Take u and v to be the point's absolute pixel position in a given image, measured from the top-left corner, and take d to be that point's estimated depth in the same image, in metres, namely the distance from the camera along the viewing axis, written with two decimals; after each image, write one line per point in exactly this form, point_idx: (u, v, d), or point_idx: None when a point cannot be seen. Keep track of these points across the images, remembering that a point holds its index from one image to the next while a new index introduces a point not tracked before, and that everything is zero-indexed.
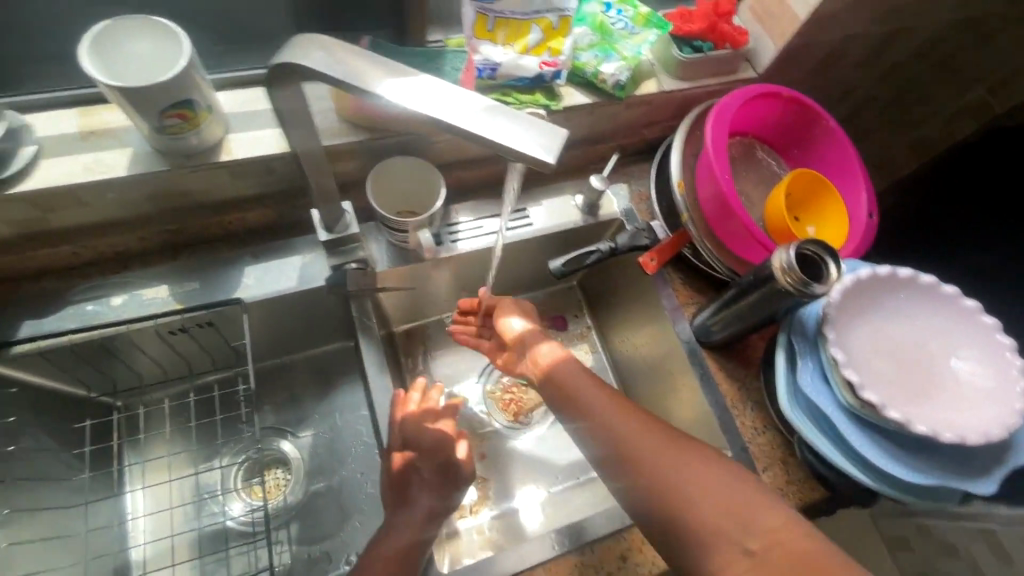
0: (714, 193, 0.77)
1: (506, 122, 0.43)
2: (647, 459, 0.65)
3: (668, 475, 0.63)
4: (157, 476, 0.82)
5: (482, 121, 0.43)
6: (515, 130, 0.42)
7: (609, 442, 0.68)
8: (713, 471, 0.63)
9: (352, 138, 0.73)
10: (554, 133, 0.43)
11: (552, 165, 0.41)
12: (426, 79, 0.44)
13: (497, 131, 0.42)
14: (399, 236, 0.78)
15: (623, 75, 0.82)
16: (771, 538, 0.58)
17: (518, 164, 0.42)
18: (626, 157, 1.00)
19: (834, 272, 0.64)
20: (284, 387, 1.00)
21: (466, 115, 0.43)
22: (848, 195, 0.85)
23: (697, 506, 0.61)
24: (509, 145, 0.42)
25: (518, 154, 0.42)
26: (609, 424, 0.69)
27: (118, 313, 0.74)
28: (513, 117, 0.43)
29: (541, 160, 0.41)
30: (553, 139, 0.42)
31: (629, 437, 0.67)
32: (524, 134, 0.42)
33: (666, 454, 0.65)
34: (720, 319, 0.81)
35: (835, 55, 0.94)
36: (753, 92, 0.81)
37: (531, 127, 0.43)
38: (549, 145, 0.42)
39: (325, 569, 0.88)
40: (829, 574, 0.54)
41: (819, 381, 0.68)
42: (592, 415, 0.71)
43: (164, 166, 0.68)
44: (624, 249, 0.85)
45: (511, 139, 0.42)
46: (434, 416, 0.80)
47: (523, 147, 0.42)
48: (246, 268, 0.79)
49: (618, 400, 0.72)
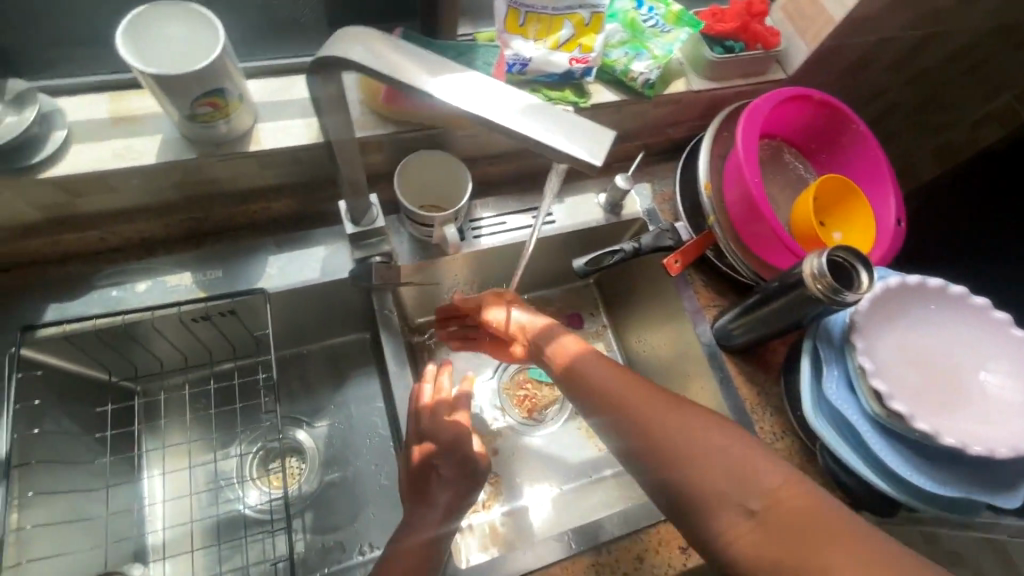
0: (742, 196, 0.76)
1: (550, 120, 0.42)
2: (646, 421, 0.64)
3: (667, 436, 0.62)
4: (175, 461, 0.82)
5: (525, 119, 0.42)
6: (559, 128, 0.42)
7: (609, 407, 0.67)
8: (712, 431, 0.62)
9: (381, 131, 0.73)
10: (600, 133, 0.42)
11: (598, 167, 0.41)
12: (473, 76, 0.44)
13: (541, 130, 0.42)
14: (423, 230, 0.78)
15: (653, 74, 0.80)
16: (772, 498, 0.57)
17: (562, 164, 0.42)
18: (650, 156, 0.99)
19: (865, 281, 0.64)
20: (301, 377, 1.00)
21: (509, 113, 0.42)
22: (876, 201, 0.84)
23: (697, 467, 0.60)
24: (554, 144, 0.41)
25: (563, 154, 0.41)
26: (608, 391, 0.68)
27: (142, 299, 0.74)
28: (557, 115, 0.42)
29: (587, 162, 0.41)
30: (599, 139, 0.41)
31: (628, 400, 0.66)
32: (568, 133, 0.42)
33: (665, 416, 0.64)
34: (742, 323, 0.80)
35: (867, 58, 0.93)
36: (785, 93, 0.80)
37: (575, 126, 0.42)
38: (595, 145, 0.41)
39: (339, 559, 0.89)
40: (833, 535, 0.53)
41: (844, 389, 0.67)
42: (592, 382, 0.69)
43: (193, 154, 0.67)
44: (648, 249, 0.84)
45: (555, 138, 0.41)
46: (449, 406, 0.80)
47: (567, 147, 0.41)
48: (269, 258, 0.79)
49: (618, 367, 0.71)
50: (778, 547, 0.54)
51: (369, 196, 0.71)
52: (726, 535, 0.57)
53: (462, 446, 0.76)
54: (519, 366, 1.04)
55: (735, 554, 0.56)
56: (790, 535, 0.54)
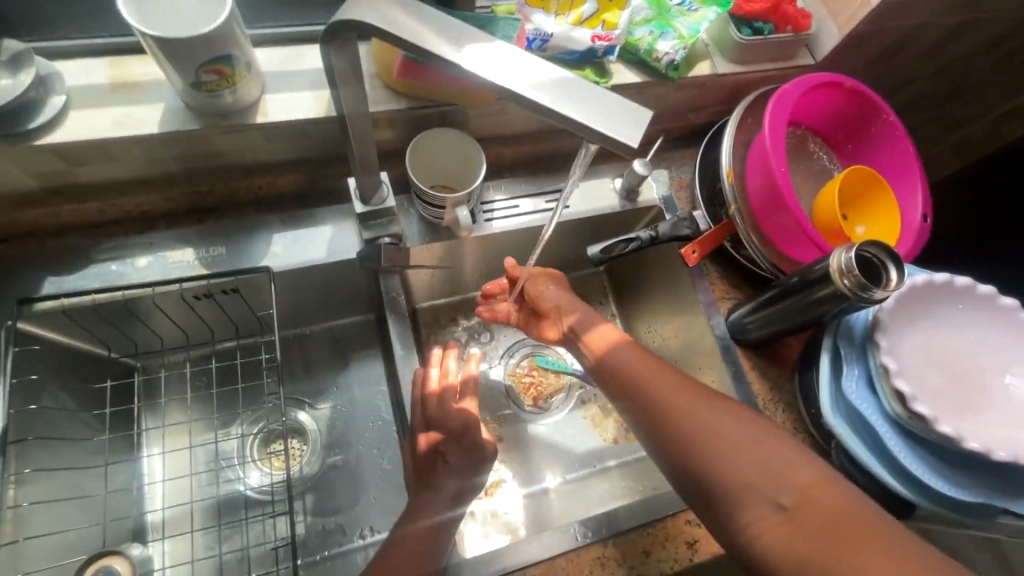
0: (765, 186, 0.74)
1: (585, 98, 0.39)
2: (676, 410, 0.63)
3: (698, 427, 0.62)
4: (176, 440, 0.81)
5: (559, 95, 0.39)
6: (595, 107, 0.39)
7: (639, 395, 0.66)
8: (745, 425, 0.61)
9: (395, 106, 0.71)
10: (638, 113, 0.39)
11: (635, 149, 0.38)
12: (502, 47, 0.41)
13: (576, 108, 0.39)
14: (434, 212, 0.75)
15: (679, 54, 0.77)
16: (804, 494, 0.56)
17: (596, 146, 0.40)
18: (668, 142, 0.96)
19: (895, 279, 0.61)
20: (304, 358, 0.98)
21: (540, 88, 0.40)
22: (902, 195, 0.81)
23: (729, 459, 0.59)
24: (589, 123, 0.39)
25: (598, 134, 0.39)
26: (642, 381, 0.67)
27: (142, 274, 0.71)
28: (593, 92, 0.40)
29: (623, 143, 0.38)
30: (637, 120, 0.39)
31: (658, 389, 0.65)
32: (604, 112, 0.39)
33: (697, 406, 0.63)
34: (758, 317, 0.78)
35: (899, 46, 0.89)
36: (816, 79, 0.76)
37: (612, 105, 0.39)
38: (633, 126, 0.39)
39: (339, 542, 0.88)
40: (866, 534, 0.52)
41: (865, 388, 0.65)
42: (623, 371, 0.69)
43: (196, 125, 0.64)
44: (665, 237, 0.82)
45: (590, 117, 0.39)
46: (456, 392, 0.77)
47: (604, 126, 0.39)
48: (274, 236, 0.76)
49: (648, 356, 0.70)
50: (808, 543, 0.53)
51: (380, 173, 0.68)
52: (755, 528, 0.56)
53: (472, 432, 0.75)
54: (526, 354, 1.02)
55: (762, 548, 0.56)
56: (822, 531, 0.53)
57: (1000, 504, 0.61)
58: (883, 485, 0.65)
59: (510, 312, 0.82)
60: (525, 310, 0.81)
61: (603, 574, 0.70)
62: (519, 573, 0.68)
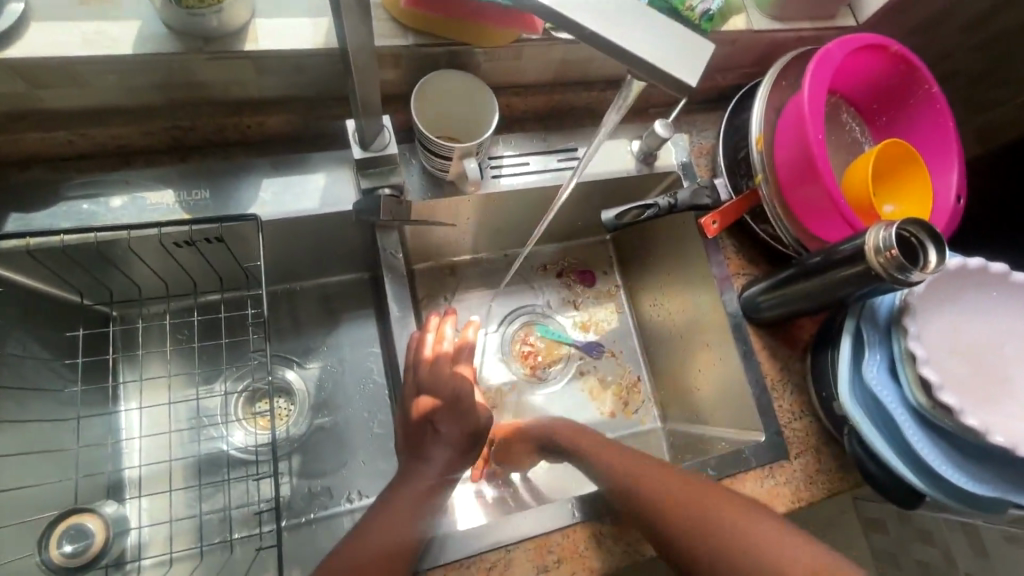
0: (797, 154, 0.69)
1: (634, 22, 0.35)
2: (670, 520, 0.61)
3: (698, 534, 0.60)
4: (154, 395, 0.77)
5: (603, 17, 0.34)
6: (648, 34, 0.34)
7: (635, 505, 0.63)
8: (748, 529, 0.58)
9: (400, 42, 0.64)
10: (698, 45, 0.35)
11: (693, 88, 0.34)
12: None
13: (624, 33, 0.34)
14: (439, 163, 0.69)
15: (714, 3, 0.71)
16: None
17: (646, 81, 0.35)
18: (691, 104, 0.89)
19: (934, 261, 0.57)
20: (296, 315, 0.93)
21: (582, 5, 0.34)
22: (936, 173, 0.76)
23: (746, 573, 0.56)
24: (640, 53, 0.34)
25: (650, 68, 0.34)
26: (634, 493, 0.64)
27: (117, 216, 0.65)
28: (648, 17, 0.35)
29: (680, 81, 0.34)
30: (697, 53, 0.34)
31: (645, 490, 0.64)
32: (660, 42, 0.34)
33: (691, 513, 0.61)
34: (773, 296, 0.74)
35: (948, 11, 0.82)
36: (862, 40, 0.70)
37: (669, 33, 0.35)
38: (692, 62, 0.34)
39: (326, 505, 0.85)
40: None
41: (886, 375, 0.62)
42: (607, 468, 0.68)
43: (177, 50, 0.57)
44: (683, 206, 0.76)
45: (643, 47, 0.34)
46: (450, 359, 0.72)
47: (658, 60, 0.34)
48: (263, 181, 0.70)
49: (623, 453, 0.69)
50: None
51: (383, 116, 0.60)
52: None
53: (462, 403, 0.71)
54: (526, 321, 0.98)
55: None
56: None
57: (1014, 499, 0.59)
58: (896, 476, 0.62)
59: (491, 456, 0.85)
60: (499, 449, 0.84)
61: (600, 551, 0.67)
62: (512, 546, 0.66)
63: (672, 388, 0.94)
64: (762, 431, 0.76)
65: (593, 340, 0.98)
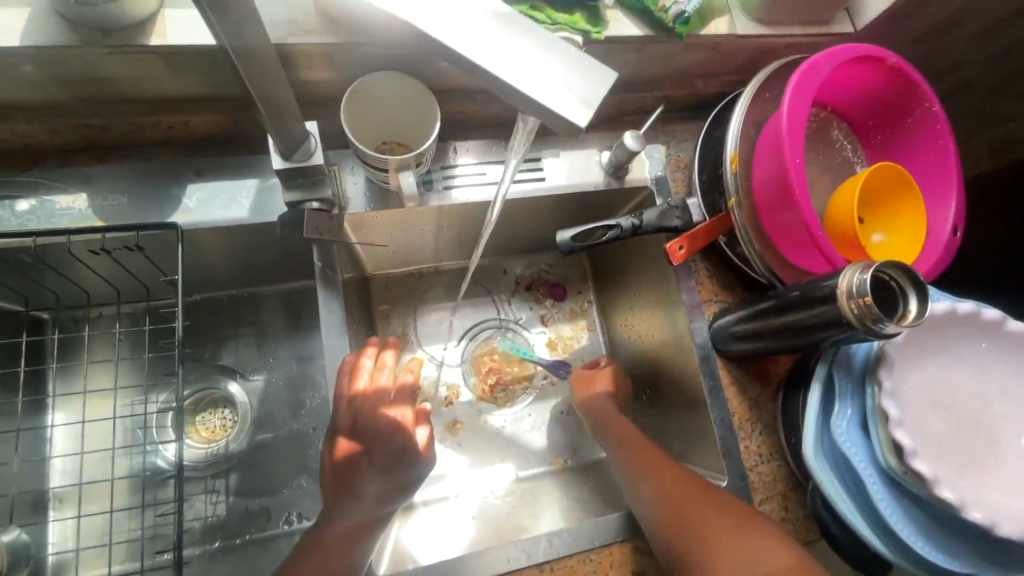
0: (774, 178, 0.62)
1: (513, 47, 0.33)
2: (687, 514, 0.59)
3: (702, 524, 0.58)
4: (80, 408, 0.72)
5: (474, 36, 0.33)
6: (527, 63, 0.33)
7: (654, 478, 0.64)
8: (739, 515, 0.58)
9: (331, 39, 0.58)
10: (595, 79, 0.33)
11: (582, 129, 0.33)
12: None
13: (493, 55, 0.33)
14: (378, 176, 0.63)
15: (691, 5, 0.64)
16: None
17: (526, 113, 0.34)
18: (670, 112, 0.82)
19: (914, 311, 0.50)
20: (241, 323, 0.88)
21: (452, 22, 0.33)
22: (935, 200, 0.69)
23: (718, 538, 0.56)
24: (512, 83, 0.33)
25: (530, 103, 0.33)
26: (653, 474, 0.65)
27: (22, 221, 0.60)
28: (536, 44, 0.34)
29: (568, 121, 0.33)
30: (588, 89, 0.33)
31: (671, 482, 0.63)
32: (547, 78, 0.33)
33: (729, 536, 0.56)
34: (743, 330, 0.67)
35: (958, 19, 0.73)
36: (854, 52, 0.62)
37: (566, 72, 0.33)
38: (583, 101, 0.33)
39: (263, 527, 0.80)
40: None
41: (856, 430, 0.56)
42: (636, 463, 0.67)
43: (74, 42, 0.51)
44: (648, 227, 0.70)
45: (521, 78, 0.33)
46: (385, 397, 0.67)
47: (544, 99, 0.33)
48: (187, 187, 0.64)
49: (659, 457, 0.67)
50: None
51: (305, 122, 0.53)
52: None
53: (397, 445, 0.67)
54: (487, 337, 0.92)
55: None
56: None
57: None
58: (859, 538, 0.57)
59: (486, 378, 0.90)
60: (495, 387, 0.90)
61: None
62: None
63: (640, 417, 0.88)
64: (725, 475, 0.69)
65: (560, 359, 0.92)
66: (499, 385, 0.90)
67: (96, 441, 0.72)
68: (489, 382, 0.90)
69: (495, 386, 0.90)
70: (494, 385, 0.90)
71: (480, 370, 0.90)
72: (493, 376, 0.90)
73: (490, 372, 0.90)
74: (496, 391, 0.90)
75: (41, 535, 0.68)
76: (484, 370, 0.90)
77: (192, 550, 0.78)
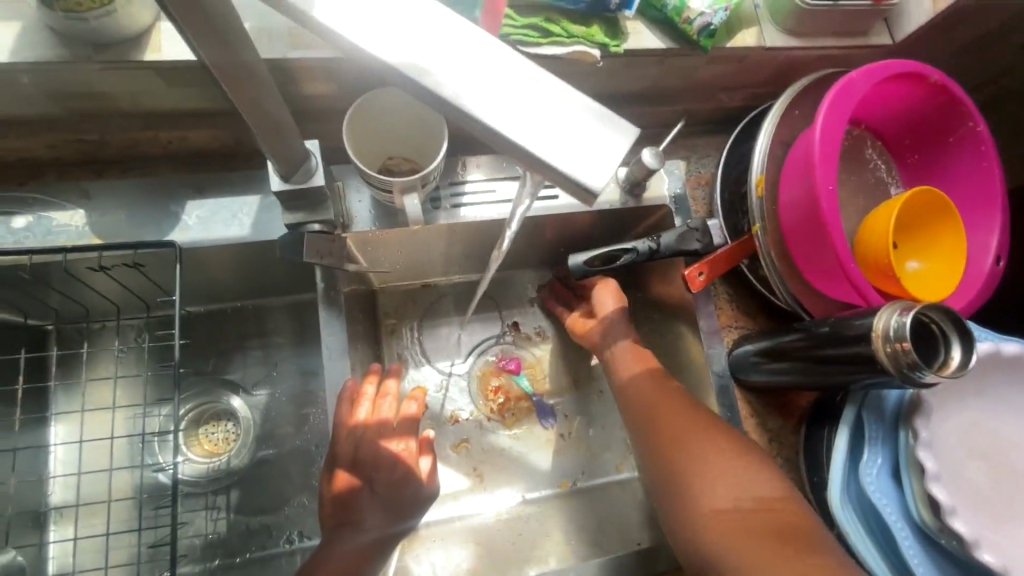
0: (802, 205, 0.58)
1: (529, 100, 0.29)
2: (678, 425, 0.58)
3: (693, 436, 0.57)
4: (81, 425, 0.71)
5: (480, 86, 0.29)
6: (531, 114, 0.29)
7: (651, 390, 0.64)
8: (732, 437, 0.57)
9: (337, 54, 0.55)
10: (608, 139, 0.30)
11: (596, 192, 0.29)
12: (447, 42, 0.30)
13: (491, 102, 0.29)
14: (382, 195, 0.60)
15: (718, 16, 0.59)
16: (760, 504, 0.52)
17: (524, 165, 0.31)
18: (691, 126, 0.78)
19: (956, 360, 0.47)
20: (242, 337, 0.85)
21: (460, 72, 0.29)
22: (975, 228, 0.64)
23: (707, 450, 0.56)
24: (509, 135, 0.29)
25: (528, 157, 0.29)
26: (648, 388, 0.64)
27: (18, 238, 0.58)
28: (547, 100, 0.30)
29: (578, 181, 0.29)
30: (603, 148, 0.29)
31: (662, 395, 0.62)
32: (550, 130, 0.29)
33: (718, 454, 0.55)
34: (762, 363, 0.62)
35: (1007, 29, 0.68)
36: (893, 69, 0.58)
37: (573, 123, 0.30)
38: (598, 160, 0.29)
39: (262, 545, 0.77)
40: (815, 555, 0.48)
41: (887, 480, 0.52)
42: (630, 376, 0.67)
43: (64, 57, 0.50)
44: (666, 251, 0.66)
45: (528, 136, 0.29)
46: (381, 434, 0.65)
47: (557, 163, 0.29)
48: (187, 204, 0.62)
49: (664, 376, 0.65)
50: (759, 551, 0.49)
51: (306, 141, 0.50)
52: (703, 513, 0.52)
53: (397, 473, 0.64)
54: (492, 355, 0.89)
55: (708, 540, 0.51)
56: (769, 539, 0.49)
57: None
58: None
59: (498, 396, 0.87)
60: (505, 410, 0.86)
61: None
62: None
63: None
64: None
65: (549, 405, 0.87)
66: (509, 404, 0.87)
67: (96, 458, 0.71)
68: (499, 403, 0.87)
69: (505, 410, 0.87)
70: (504, 407, 0.87)
71: (491, 391, 0.87)
72: (502, 396, 0.87)
73: (500, 392, 0.87)
74: (508, 410, 0.87)
75: (41, 555, 0.67)
76: (493, 391, 0.87)
77: (192, 568, 0.75)
